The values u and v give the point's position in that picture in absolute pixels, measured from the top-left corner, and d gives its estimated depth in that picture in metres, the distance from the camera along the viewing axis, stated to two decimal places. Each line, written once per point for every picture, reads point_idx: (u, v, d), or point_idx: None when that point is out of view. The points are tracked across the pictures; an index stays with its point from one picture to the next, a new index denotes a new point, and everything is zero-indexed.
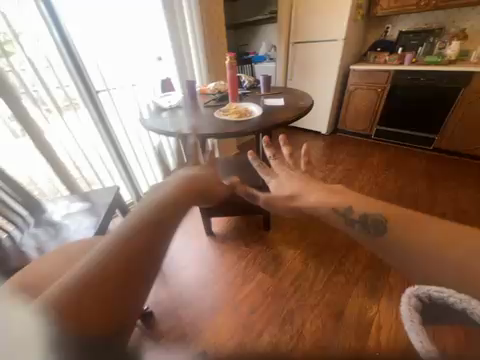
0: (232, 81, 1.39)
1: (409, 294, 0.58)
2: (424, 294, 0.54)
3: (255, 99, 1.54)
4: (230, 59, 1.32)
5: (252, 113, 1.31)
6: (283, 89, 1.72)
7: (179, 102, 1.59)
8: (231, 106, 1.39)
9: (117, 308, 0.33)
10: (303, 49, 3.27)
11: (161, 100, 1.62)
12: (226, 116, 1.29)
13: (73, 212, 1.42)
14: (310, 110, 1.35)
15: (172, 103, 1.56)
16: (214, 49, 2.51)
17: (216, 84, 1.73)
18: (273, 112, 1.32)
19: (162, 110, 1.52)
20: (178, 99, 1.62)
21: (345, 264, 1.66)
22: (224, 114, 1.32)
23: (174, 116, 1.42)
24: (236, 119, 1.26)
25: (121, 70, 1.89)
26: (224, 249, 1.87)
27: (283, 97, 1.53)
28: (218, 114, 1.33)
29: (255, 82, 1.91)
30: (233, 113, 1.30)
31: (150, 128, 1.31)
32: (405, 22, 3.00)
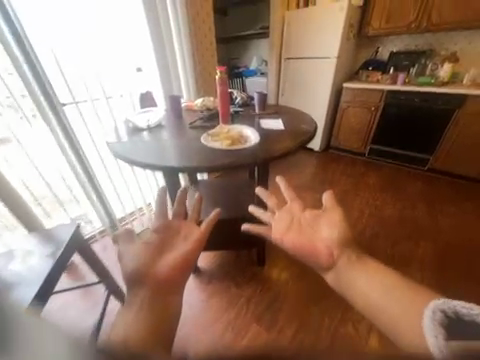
0: (223, 100, 1.18)
1: (432, 305, 0.46)
2: (454, 307, 0.43)
3: (249, 120, 1.34)
4: (220, 73, 1.12)
5: (248, 139, 1.10)
6: (280, 108, 1.54)
7: (159, 121, 1.35)
8: (222, 129, 1.16)
9: (161, 332, 0.43)
10: (295, 65, 3.19)
11: (137, 119, 1.36)
12: (216, 143, 1.07)
13: (30, 257, 1.11)
14: (313, 135, 1.17)
15: (151, 122, 1.31)
16: (203, 60, 2.33)
17: (204, 100, 1.52)
18: (271, 138, 1.12)
19: (137, 131, 1.25)
20: (159, 117, 1.37)
21: (352, 309, 1.44)
22: (214, 140, 1.09)
23: (153, 140, 1.17)
24: (229, 147, 1.03)
25: (93, 82, 1.64)
26: (212, 292, 1.59)
27: (281, 118, 1.34)
28: (205, 140, 1.10)
29: (248, 98, 1.72)
30: (225, 139, 1.07)
31: (121, 155, 1.05)
32: (395, 43, 3.02)
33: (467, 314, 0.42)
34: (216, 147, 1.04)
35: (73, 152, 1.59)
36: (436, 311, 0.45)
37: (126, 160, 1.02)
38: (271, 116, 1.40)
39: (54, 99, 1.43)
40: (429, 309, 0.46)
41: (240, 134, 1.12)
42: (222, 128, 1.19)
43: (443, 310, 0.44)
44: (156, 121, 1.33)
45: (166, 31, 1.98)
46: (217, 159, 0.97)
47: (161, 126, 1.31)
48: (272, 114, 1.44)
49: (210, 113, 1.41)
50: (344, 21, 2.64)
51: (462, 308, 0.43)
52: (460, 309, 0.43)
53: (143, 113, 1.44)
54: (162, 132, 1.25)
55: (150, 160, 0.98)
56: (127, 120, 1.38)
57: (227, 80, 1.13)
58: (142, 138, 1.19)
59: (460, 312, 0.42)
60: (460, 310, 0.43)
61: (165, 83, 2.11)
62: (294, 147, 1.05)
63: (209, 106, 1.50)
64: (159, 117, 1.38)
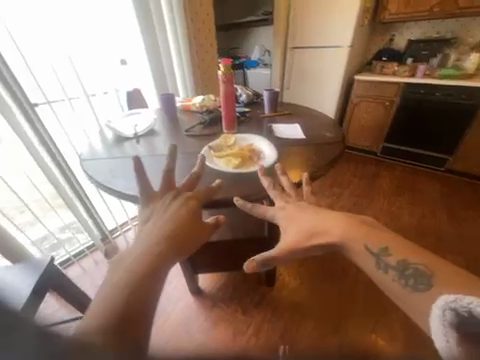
0: (228, 103, 0.94)
1: (441, 302, 0.42)
2: (464, 305, 0.38)
3: (259, 125, 1.11)
4: (225, 68, 0.87)
5: (260, 157, 0.87)
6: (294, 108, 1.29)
7: (149, 127, 1.09)
8: (226, 142, 0.93)
9: (135, 313, 0.38)
10: (302, 56, 2.90)
11: (123, 124, 1.10)
12: (220, 163, 0.84)
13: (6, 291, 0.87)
14: (341, 146, 0.94)
15: (140, 129, 1.07)
16: (202, 51, 2.05)
17: (203, 99, 1.27)
18: (289, 151, 0.90)
19: (121, 143, 1.00)
20: (148, 122, 1.12)
21: (376, 342, 1.25)
22: (217, 158, 0.86)
23: (141, 154, 0.93)
24: (238, 171, 0.81)
25: (68, 78, 1.36)
26: (216, 319, 1.39)
27: (297, 123, 1.11)
28: (207, 157, 0.86)
29: (254, 96, 1.47)
30: (231, 158, 0.84)
31: (100, 179, 0.81)
32: (413, 31, 2.73)
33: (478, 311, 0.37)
34: (222, 169, 0.81)
35: (58, 164, 1.36)
36: (447, 311, 0.40)
37: (106, 187, 0.78)
38: (284, 120, 1.16)
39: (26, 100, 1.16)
40: (438, 307, 0.42)
41: (249, 150, 0.89)
42: (226, 138, 0.95)
43: (453, 309, 0.39)
44: (145, 127, 1.08)
45: (157, 15, 1.68)
46: (224, 187, 0.76)
47: (151, 134, 1.06)
48: (285, 116, 1.21)
49: (210, 114, 1.17)
50: (359, 4, 2.33)
51: (474, 304, 0.37)
52: (472, 306, 0.37)
53: (130, 114, 1.19)
54: (153, 143, 1.00)
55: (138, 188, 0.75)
56: (111, 123, 1.11)
57: (233, 77, 0.89)
58: (127, 152, 0.94)
59: (473, 310, 0.37)
60: (474, 308, 0.37)
61: (159, 76, 1.86)
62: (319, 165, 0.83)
63: (209, 106, 1.26)
64: (149, 122, 1.12)
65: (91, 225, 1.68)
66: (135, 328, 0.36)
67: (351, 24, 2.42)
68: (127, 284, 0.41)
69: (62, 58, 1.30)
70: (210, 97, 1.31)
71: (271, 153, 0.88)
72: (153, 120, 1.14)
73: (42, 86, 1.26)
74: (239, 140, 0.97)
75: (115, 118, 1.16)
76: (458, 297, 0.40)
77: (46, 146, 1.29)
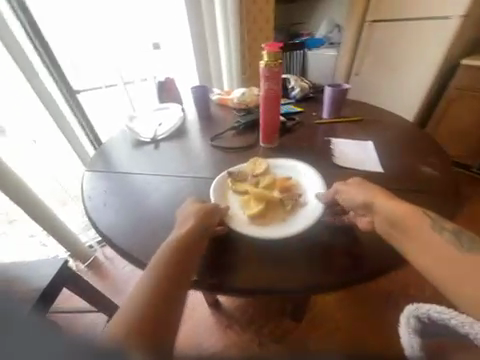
0: (270, 108, 0.65)
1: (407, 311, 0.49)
2: (426, 313, 0.47)
3: (311, 135, 0.82)
4: (267, 58, 0.57)
5: (295, 207, 0.61)
6: (364, 113, 0.93)
7: (170, 129, 0.90)
8: (253, 170, 0.69)
9: (161, 319, 0.41)
10: (387, 31, 2.20)
11: (143, 124, 0.93)
12: (235, 206, 0.63)
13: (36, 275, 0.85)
14: (435, 200, 0.60)
15: (160, 132, 0.88)
16: (254, 29, 1.66)
17: (244, 93, 1.02)
18: (343, 186, 0.60)
19: (135, 149, 0.83)
20: (171, 123, 0.92)
21: None
22: (234, 197, 0.64)
23: (150, 172, 0.75)
24: (255, 227, 0.58)
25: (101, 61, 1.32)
26: (229, 341, 1.26)
27: (368, 144, 0.78)
28: (219, 192, 0.65)
29: (311, 89, 1.13)
30: (250, 205, 0.61)
31: (93, 205, 0.64)
32: None
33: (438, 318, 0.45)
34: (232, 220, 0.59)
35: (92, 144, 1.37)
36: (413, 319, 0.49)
37: (96, 221, 0.61)
38: (349, 131, 0.83)
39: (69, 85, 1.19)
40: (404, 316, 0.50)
41: (281, 192, 0.64)
42: (255, 165, 0.71)
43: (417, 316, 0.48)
44: (166, 130, 0.89)
45: None
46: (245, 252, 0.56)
47: (171, 139, 0.86)
48: (352, 124, 0.87)
49: (248, 116, 0.92)
50: None
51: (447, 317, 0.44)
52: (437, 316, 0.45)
53: (157, 107, 1.03)
54: (179, 150, 0.82)
55: (150, 229, 0.58)
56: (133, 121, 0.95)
57: (280, 72, 0.59)
58: (143, 164, 0.77)
59: (433, 317, 0.46)
60: (432, 314, 0.46)
61: (201, 60, 1.57)
62: (403, 207, 0.53)
63: (249, 103, 1.00)
64: (173, 122, 0.93)
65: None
66: (165, 329, 0.40)
67: None
68: (153, 290, 0.44)
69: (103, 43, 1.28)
70: (252, 90, 1.04)
71: (315, 202, 0.62)
72: (179, 118, 0.95)
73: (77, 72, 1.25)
74: (273, 168, 0.71)
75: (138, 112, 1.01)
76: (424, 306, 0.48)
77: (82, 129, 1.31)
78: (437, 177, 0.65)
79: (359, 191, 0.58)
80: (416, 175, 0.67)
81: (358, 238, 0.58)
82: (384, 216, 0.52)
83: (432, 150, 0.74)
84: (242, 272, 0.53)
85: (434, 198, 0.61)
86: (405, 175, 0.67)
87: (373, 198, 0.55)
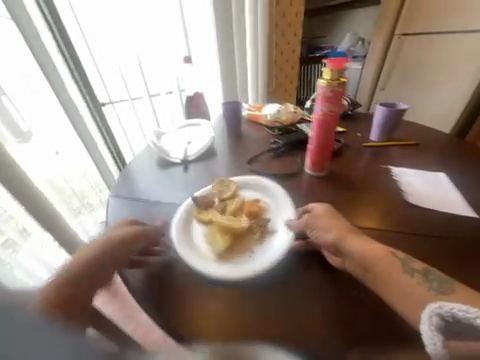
0: (324, 130, 0.55)
1: (426, 308, 0.35)
2: (449, 311, 0.33)
3: (362, 160, 0.70)
4: (328, 76, 0.49)
5: (264, 236, 0.53)
6: (420, 136, 0.79)
7: (196, 150, 0.81)
8: (218, 194, 0.61)
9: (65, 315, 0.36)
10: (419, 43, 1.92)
11: (171, 142, 0.86)
12: (201, 240, 0.53)
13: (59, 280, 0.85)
14: None
15: (187, 152, 0.80)
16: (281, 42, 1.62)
17: (278, 110, 0.94)
18: (318, 216, 0.51)
19: (158, 167, 0.77)
20: (199, 143, 0.84)
21: None
22: (198, 229, 0.56)
23: (170, 191, 0.68)
24: (217, 265, 0.48)
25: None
26: None
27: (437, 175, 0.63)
28: (181, 221, 0.56)
29: (352, 106, 1.02)
30: (214, 238, 0.52)
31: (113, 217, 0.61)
32: None
33: (466, 320, 0.32)
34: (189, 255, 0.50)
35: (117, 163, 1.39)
36: (435, 317, 0.34)
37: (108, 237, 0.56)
38: (404, 157, 0.71)
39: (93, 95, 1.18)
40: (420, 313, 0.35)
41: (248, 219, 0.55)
42: (221, 187, 0.63)
43: (440, 315, 0.34)
44: (194, 151, 0.80)
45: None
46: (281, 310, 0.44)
47: (197, 162, 0.77)
48: (406, 149, 0.74)
49: (286, 136, 0.82)
50: None
51: (474, 316, 0.32)
52: (464, 316, 0.32)
53: (186, 122, 0.97)
54: (207, 175, 0.73)
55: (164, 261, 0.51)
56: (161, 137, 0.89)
57: (343, 91, 0.50)
58: (166, 189, 0.69)
59: (458, 316, 0.33)
60: (458, 314, 0.33)
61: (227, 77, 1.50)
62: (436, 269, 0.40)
63: (285, 121, 0.91)
64: (201, 142, 0.84)
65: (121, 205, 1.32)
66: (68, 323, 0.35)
67: None
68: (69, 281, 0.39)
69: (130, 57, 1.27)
70: (288, 106, 0.96)
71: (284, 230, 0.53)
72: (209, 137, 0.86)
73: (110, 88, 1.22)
74: (240, 192, 0.63)
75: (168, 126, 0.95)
76: (446, 304, 0.34)
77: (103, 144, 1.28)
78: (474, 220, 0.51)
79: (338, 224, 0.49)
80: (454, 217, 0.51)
81: (335, 281, 0.47)
82: (358, 261, 0.43)
83: None
84: (190, 317, 0.43)
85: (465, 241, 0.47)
86: None
87: (342, 239, 0.46)
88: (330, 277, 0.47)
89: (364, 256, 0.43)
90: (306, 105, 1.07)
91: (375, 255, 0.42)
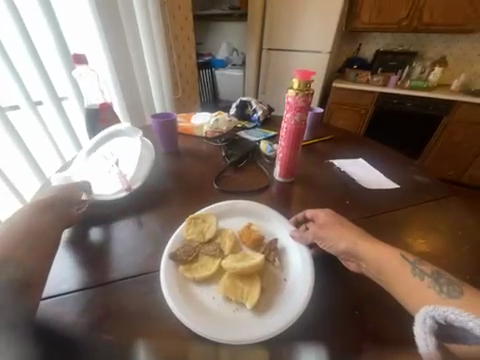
0: (296, 139, 0.58)
1: (421, 310, 0.32)
2: (443, 314, 0.30)
3: (309, 159, 0.79)
4: (297, 87, 0.52)
5: (280, 260, 0.44)
6: (333, 133, 0.99)
7: (139, 176, 0.61)
8: (200, 235, 0.45)
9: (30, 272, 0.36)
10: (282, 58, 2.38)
11: (97, 172, 0.62)
12: (216, 301, 0.37)
13: None
14: (449, 208, 0.60)
15: (126, 182, 0.58)
16: (177, 45, 1.50)
17: (215, 120, 0.87)
18: (324, 225, 0.45)
19: (91, 218, 0.52)
20: (136, 162, 0.63)
21: None
22: (205, 290, 0.39)
23: (129, 247, 0.47)
24: (261, 323, 0.35)
25: None
26: None
27: (361, 160, 0.81)
28: (171, 292, 0.37)
29: (270, 110, 1.11)
30: (237, 291, 0.38)
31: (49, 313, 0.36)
32: (379, 40, 2.43)
33: (461, 324, 0.29)
34: (216, 333, 0.33)
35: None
36: (427, 318, 0.31)
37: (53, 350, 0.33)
38: (332, 150, 0.86)
39: None
40: (420, 314, 0.32)
41: (253, 250, 0.44)
42: (197, 224, 0.47)
43: (434, 318, 0.30)
44: (138, 177, 0.60)
45: None
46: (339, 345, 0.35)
47: (152, 204, 0.57)
48: (328, 144, 0.90)
49: (237, 147, 0.78)
50: (332, 10, 2.05)
51: (467, 320, 0.29)
52: (460, 320, 0.29)
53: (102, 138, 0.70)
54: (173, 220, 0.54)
55: (158, 341, 0.34)
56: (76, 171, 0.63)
57: (310, 103, 0.54)
58: (120, 252, 0.46)
59: (451, 319, 0.30)
60: (451, 317, 0.30)
61: (125, 85, 1.20)
62: None
63: (224, 130, 0.87)
64: (140, 159, 0.64)
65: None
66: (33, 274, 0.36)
67: (330, 31, 2.13)
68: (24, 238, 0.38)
69: None
70: (221, 114, 0.91)
71: (296, 248, 0.45)
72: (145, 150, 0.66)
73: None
74: (222, 221, 0.50)
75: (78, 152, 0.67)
76: (440, 307, 0.31)
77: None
78: (400, 192, 0.65)
79: (341, 240, 0.42)
80: (390, 194, 0.65)
81: (350, 287, 0.42)
82: (371, 264, 0.39)
83: (405, 160, 0.81)
84: None
85: (409, 216, 0.58)
86: (410, 190, 0.67)
87: (355, 245, 0.41)
88: (345, 280, 0.43)
89: (373, 258, 0.39)
90: (233, 111, 1.06)
91: (385, 258, 0.39)
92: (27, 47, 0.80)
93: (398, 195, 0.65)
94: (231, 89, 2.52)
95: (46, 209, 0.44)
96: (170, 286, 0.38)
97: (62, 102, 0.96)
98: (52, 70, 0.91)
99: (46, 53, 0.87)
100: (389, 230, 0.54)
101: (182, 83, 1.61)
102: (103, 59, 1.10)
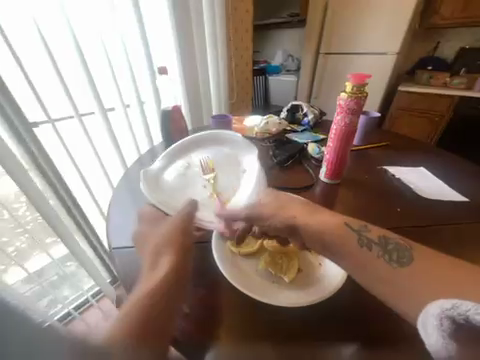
0: (345, 142, 0.59)
1: (433, 309, 0.29)
2: (464, 313, 0.27)
3: (358, 163, 0.77)
4: (350, 90, 0.54)
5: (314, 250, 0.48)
6: (390, 139, 0.93)
7: (235, 194, 0.61)
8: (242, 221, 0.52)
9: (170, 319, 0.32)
10: (340, 62, 2.28)
11: (196, 177, 0.66)
12: (257, 272, 0.45)
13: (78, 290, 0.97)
14: None
15: (224, 200, 0.59)
16: (236, 54, 1.64)
17: (265, 122, 0.94)
18: None
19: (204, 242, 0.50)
20: (234, 182, 0.65)
21: None
22: (248, 263, 0.46)
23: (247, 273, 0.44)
24: (301, 294, 0.40)
25: (104, 83, 1.00)
26: None
27: (421, 169, 0.74)
28: (222, 258, 0.45)
29: (321, 114, 1.11)
30: (278, 266, 0.45)
31: (125, 266, 0.46)
32: (464, 37, 2.08)
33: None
34: (262, 293, 0.40)
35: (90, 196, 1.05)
36: (443, 319, 0.28)
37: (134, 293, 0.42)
38: (387, 156, 0.81)
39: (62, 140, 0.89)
40: (432, 313, 0.29)
41: None
42: None
43: (451, 318, 0.27)
44: (235, 197, 0.60)
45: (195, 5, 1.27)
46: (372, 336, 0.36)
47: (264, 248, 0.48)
48: (383, 150, 0.85)
49: (284, 148, 0.82)
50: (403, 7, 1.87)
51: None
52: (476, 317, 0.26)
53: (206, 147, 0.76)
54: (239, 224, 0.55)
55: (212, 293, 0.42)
56: (164, 174, 0.67)
57: (363, 106, 0.55)
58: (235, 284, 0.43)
59: (473, 319, 0.26)
60: (474, 317, 0.26)
61: (191, 92, 1.38)
62: None
63: (273, 132, 0.93)
64: (240, 180, 0.65)
65: (88, 228, 1.03)
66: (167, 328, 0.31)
67: (398, 30, 1.95)
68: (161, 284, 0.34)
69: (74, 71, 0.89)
70: (272, 117, 0.97)
71: None
72: (247, 171, 0.68)
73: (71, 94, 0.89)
74: None
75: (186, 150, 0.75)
76: (459, 305, 0.28)
77: (53, 189, 0.87)
78: (468, 206, 0.58)
79: (371, 242, 0.39)
80: (452, 206, 0.59)
81: None
82: None
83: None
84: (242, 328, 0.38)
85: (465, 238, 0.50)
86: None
87: None
88: None
89: None
90: (283, 115, 1.10)
91: None
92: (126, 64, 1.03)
93: (458, 209, 0.57)
94: (283, 94, 2.51)
95: (172, 234, 0.43)
96: (221, 253, 0.47)
97: (143, 104, 1.17)
98: (140, 81, 1.14)
99: (137, 68, 1.10)
100: (444, 247, 0.49)
101: (237, 90, 1.74)
102: (176, 71, 1.31)
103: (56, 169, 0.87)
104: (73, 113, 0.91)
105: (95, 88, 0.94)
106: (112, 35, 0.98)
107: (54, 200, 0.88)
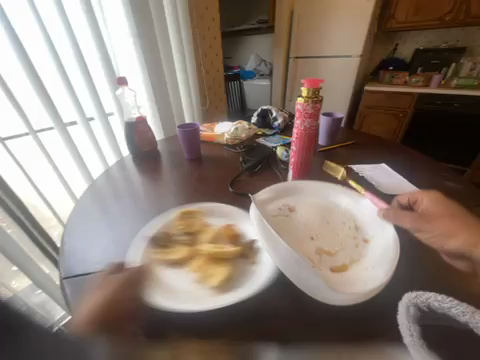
0: (308, 144, 0.60)
1: (404, 298, 0.33)
2: (424, 301, 0.31)
3: (327, 164, 0.78)
4: (306, 95, 0.55)
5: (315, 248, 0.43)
6: (356, 138, 0.96)
7: (361, 268, 0.38)
8: (185, 225, 0.47)
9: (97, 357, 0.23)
10: (309, 65, 2.37)
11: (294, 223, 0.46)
12: (182, 283, 0.37)
13: None
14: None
15: (345, 273, 0.37)
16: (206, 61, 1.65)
17: (235, 128, 0.93)
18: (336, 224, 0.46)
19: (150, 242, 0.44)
20: (359, 248, 0.42)
21: None
22: (172, 273, 0.39)
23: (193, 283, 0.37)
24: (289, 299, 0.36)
25: (61, 97, 0.94)
26: None
27: (384, 165, 0.77)
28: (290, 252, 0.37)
29: (290, 117, 1.14)
30: (207, 271, 0.38)
31: (75, 295, 0.41)
32: (418, 39, 2.25)
33: (442, 310, 0.29)
34: (337, 296, 0.33)
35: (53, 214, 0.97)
36: (410, 307, 0.32)
37: None
38: (354, 155, 0.83)
39: (18, 162, 0.82)
40: (403, 303, 0.33)
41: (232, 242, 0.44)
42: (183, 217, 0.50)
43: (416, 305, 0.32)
44: (368, 271, 0.37)
45: (157, 15, 1.25)
46: None
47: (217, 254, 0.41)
48: (350, 150, 0.87)
49: (254, 153, 0.82)
50: (362, 13, 1.99)
51: (448, 305, 0.29)
52: (439, 306, 0.29)
53: (317, 189, 0.56)
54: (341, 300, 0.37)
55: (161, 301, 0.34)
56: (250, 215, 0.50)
57: (319, 110, 0.56)
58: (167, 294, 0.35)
59: (433, 306, 0.30)
60: (433, 304, 0.30)
61: (160, 102, 1.35)
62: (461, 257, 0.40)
63: (244, 138, 0.93)
64: (376, 251, 0.40)
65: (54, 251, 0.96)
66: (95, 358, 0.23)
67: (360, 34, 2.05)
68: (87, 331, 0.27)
69: (25, 87, 0.83)
70: (241, 123, 0.96)
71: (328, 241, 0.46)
72: (378, 236, 0.43)
73: (24, 110, 0.83)
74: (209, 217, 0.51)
75: (286, 184, 0.54)
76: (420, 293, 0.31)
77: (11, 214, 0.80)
78: None
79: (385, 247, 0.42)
80: None
81: None
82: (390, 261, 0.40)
83: (439, 166, 0.75)
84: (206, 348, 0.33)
85: None
86: None
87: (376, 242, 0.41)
88: None
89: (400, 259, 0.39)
90: (254, 120, 1.11)
91: None
92: (84, 76, 0.99)
93: None
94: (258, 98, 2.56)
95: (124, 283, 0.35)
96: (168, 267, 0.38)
97: (109, 117, 1.13)
98: (104, 95, 1.10)
99: (99, 82, 1.08)
100: None
101: (209, 96, 1.74)
102: (141, 81, 1.27)
103: (12, 192, 0.80)
104: (27, 130, 0.84)
105: (51, 103, 0.89)
106: (65, 49, 0.93)
107: (12, 228, 0.81)
